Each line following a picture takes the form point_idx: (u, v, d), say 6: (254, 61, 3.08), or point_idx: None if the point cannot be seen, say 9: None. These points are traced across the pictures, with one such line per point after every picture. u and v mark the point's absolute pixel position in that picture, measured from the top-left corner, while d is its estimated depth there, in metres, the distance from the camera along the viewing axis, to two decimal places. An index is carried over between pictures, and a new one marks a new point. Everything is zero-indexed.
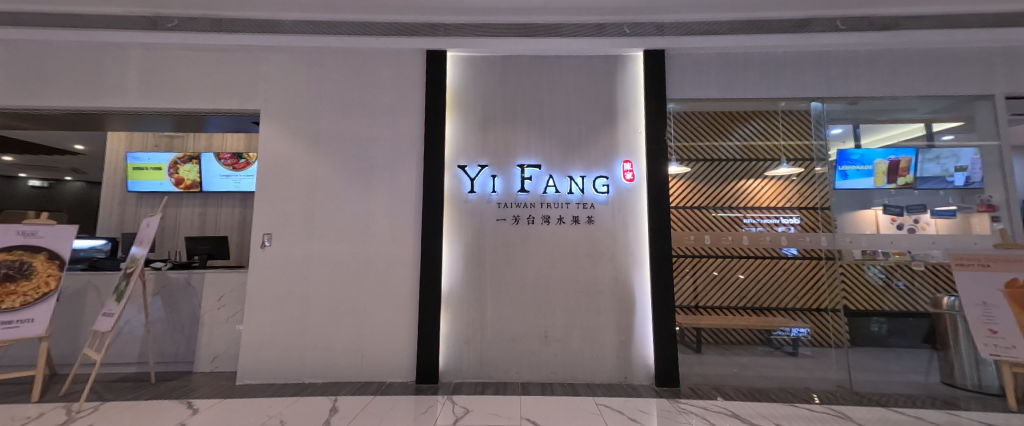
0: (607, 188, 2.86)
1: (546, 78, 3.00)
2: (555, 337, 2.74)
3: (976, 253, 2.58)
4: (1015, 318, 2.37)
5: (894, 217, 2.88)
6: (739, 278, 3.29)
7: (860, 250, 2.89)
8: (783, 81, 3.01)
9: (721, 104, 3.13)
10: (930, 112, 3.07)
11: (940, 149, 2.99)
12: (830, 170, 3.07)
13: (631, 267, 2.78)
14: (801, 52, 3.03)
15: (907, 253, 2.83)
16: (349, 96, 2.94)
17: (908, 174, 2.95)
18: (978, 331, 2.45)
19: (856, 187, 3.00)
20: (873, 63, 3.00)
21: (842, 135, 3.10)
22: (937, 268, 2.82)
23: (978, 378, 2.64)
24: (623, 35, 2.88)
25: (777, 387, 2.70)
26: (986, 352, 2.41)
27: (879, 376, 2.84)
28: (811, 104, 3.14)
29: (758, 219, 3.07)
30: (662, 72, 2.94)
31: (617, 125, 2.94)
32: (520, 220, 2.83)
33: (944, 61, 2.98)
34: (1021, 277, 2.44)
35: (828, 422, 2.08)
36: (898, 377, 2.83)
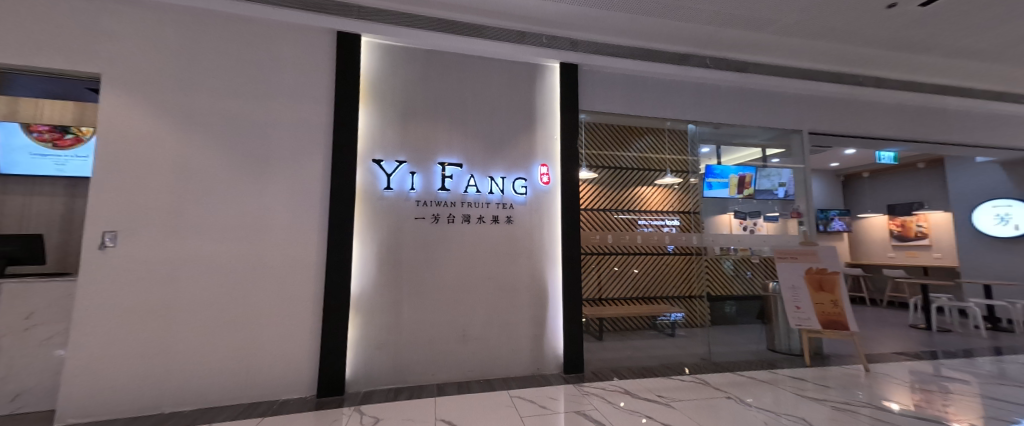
0: (525, 190, 2.99)
1: (469, 77, 2.99)
2: (473, 335, 2.75)
3: (789, 248, 3.37)
4: (810, 297, 3.18)
5: (741, 220, 3.67)
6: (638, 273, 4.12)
7: (720, 247, 3.56)
8: (670, 104, 3.55)
9: (623, 119, 3.53)
10: (765, 140, 3.91)
11: (771, 169, 3.87)
12: (700, 181, 3.74)
13: (546, 265, 2.96)
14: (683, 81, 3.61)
15: (749, 249, 3.63)
16: (237, 70, 2.51)
17: (750, 187, 3.79)
18: (789, 307, 3.25)
19: (717, 196, 3.71)
20: (732, 97, 3.74)
21: (709, 154, 3.76)
22: (767, 260, 3.67)
23: (789, 344, 3.62)
24: (542, 45, 3.06)
25: (659, 363, 3.17)
26: (794, 323, 3.22)
27: (730, 347, 3.55)
28: (688, 126, 3.73)
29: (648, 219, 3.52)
30: (575, 85, 3.19)
31: (536, 131, 3.09)
32: (439, 219, 2.78)
33: (776, 100, 3.86)
34: (813, 266, 3.23)
35: (695, 389, 2.52)
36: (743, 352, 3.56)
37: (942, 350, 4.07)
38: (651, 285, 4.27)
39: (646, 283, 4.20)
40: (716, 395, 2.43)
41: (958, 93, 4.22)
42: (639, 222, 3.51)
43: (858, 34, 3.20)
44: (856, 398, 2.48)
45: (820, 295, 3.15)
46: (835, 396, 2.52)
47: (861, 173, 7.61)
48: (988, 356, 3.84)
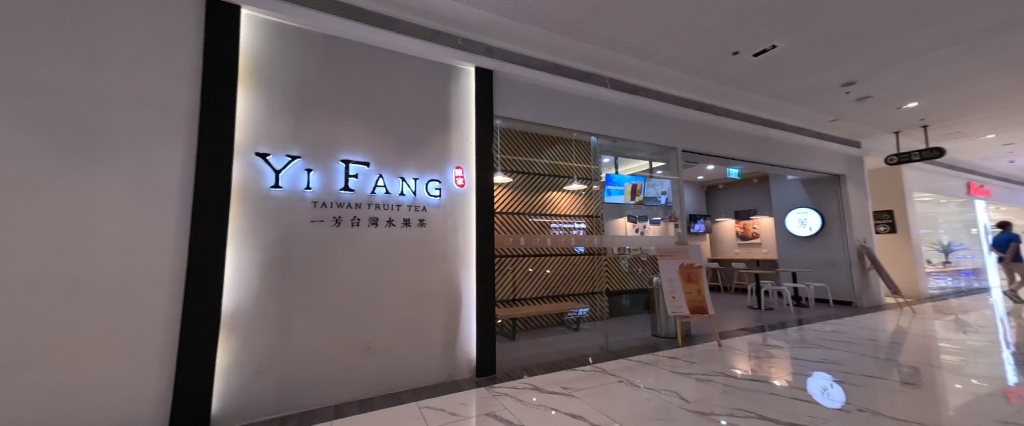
0: (439, 192, 2.92)
1: (379, 70, 2.80)
2: (379, 347, 2.57)
3: (669, 247, 3.94)
4: (682, 287, 3.80)
5: (633, 223, 4.23)
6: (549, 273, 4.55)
7: (616, 247, 4.05)
8: (576, 116, 3.87)
9: (534, 127, 3.72)
10: (652, 154, 4.54)
11: (656, 179, 4.50)
12: (600, 189, 4.16)
13: (459, 268, 2.93)
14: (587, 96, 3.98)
15: (639, 249, 4.19)
16: (51, 26, 1.92)
17: (640, 194, 4.37)
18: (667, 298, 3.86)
19: (613, 202, 4.17)
20: (626, 115, 4.25)
21: (608, 164, 4.22)
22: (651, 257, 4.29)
23: (667, 327, 4.25)
24: (456, 47, 3.06)
25: (564, 357, 3.40)
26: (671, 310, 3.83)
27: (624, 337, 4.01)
28: (591, 138, 4.10)
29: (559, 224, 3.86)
30: (490, 89, 3.24)
31: (450, 132, 3.05)
32: (341, 221, 2.53)
33: (659, 120, 4.52)
34: (685, 261, 3.83)
35: (594, 378, 2.78)
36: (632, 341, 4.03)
37: (766, 324, 5.26)
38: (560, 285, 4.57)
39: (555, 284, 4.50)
40: (610, 380, 2.72)
41: (777, 127, 5.53)
42: (550, 226, 3.81)
43: (714, 72, 3.97)
44: (712, 369, 3.06)
45: (689, 285, 3.78)
46: (698, 369, 3.06)
47: (717, 185, 9.40)
48: (795, 326, 5.09)
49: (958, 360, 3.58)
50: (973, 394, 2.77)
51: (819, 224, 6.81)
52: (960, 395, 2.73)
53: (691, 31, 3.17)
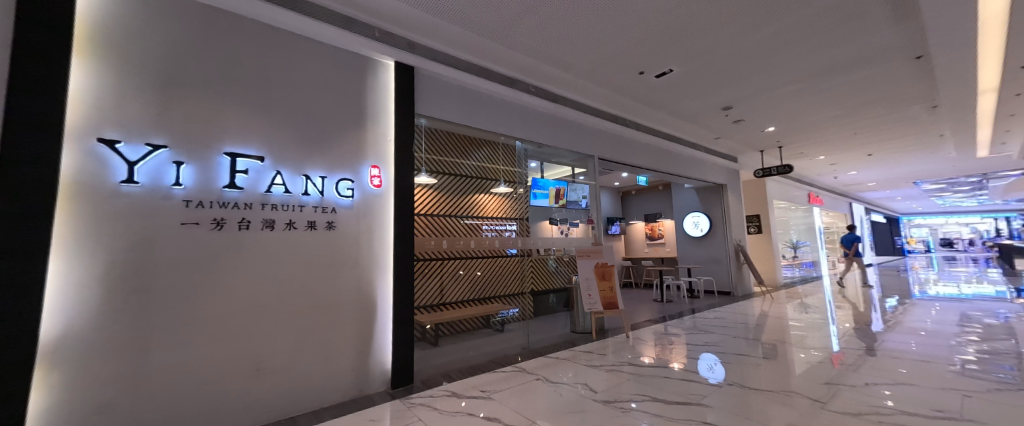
0: (351, 192, 2.71)
1: (278, 54, 2.50)
2: (272, 367, 2.27)
3: (586, 249, 4.26)
4: (597, 285, 4.16)
5: (558, 226, 4.49)
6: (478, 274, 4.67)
7: (540, 249, 4.32)
8: (500, 120, 3.94)
9: (458, 128, 3.68)
10: (573, 160, 4.84)
11: (578, 184, 4.81)
12: (527, 191, 4.29)
13: (374, 274, 2.74)
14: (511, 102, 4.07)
15: (564, 250, 4.50)
16: None
17: (564, 198, 4.63)
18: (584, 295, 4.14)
19: (540, 205, 4.38)
20: (548, 122, 4.47)
21: (535, 168, 4.42)
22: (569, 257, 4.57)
23: (584, 322, 4.57)
24: (373, 38, 2.87)
25: (487, 359, 3.41)
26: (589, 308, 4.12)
27: (544, 335, 4.20)
28: (517, 144, 4.25)
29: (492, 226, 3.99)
30: (411, 86, 3.11)
31: (367, 128, 2.86)
32: (224, 224, 2.19)
33: (578, 129, 4.84)
34: (598, 261, 4.24)
35: (513, 378, 2.84)
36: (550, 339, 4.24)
37: (667, 315, 5.96)
38: None
39: None
40: (528, 379, 2.81)
41: (676, 141, 6.34)
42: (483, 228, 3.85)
43: (625, 89, 4.40)
44: (615, 360, 3.37)
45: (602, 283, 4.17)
46: (605, 361, 3.34)
47: (629, 191, 10.40)
48: (689, 315, 5.87)
49: (800, 335, 4.49)
50: (808, 362, 3.52)
51: (708, 226, 7.96)
52: (800, 365, 3.43)
53: (604, 49, 3.47)
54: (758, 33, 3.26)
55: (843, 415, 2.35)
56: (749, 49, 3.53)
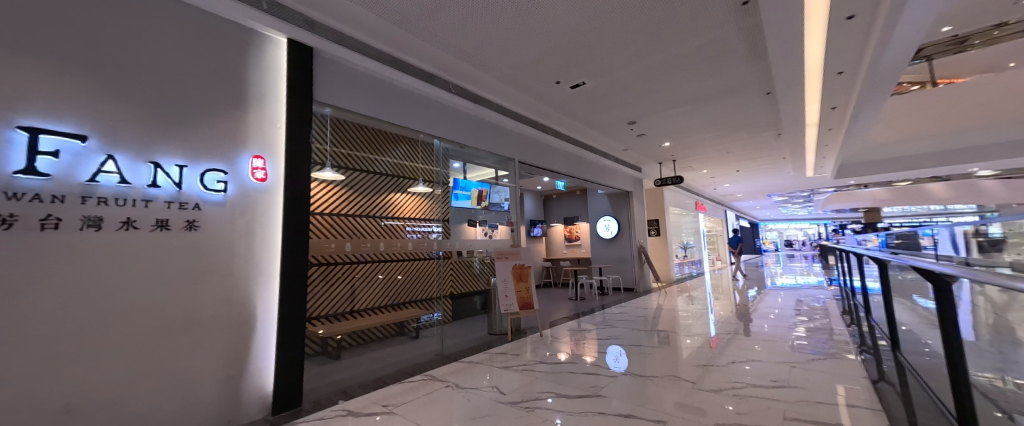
0: (224, 186, 2.36)
1: (117, 11, 2.01)
2: (95, 403, 1.82)
3: (506, 250, 4.33)
4: (514, 286, 4.29)
5: (483, 228, 4.66)
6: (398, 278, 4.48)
7: (462, 251, 4.33)
8: (418, 117, 3.78)
9: (368, 121, 3.40)
10: (494, 163, 4.91)
11: (501, 186, 4.94)
12: (442, 192, 4.35)
13: (252, 281, 2.40)
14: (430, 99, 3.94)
15: (486, 252, 4.63)
16: None
17: (487, 200, 4.77)
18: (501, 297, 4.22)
19: (461, 206, 4.48)
20: (469, 122, 4.42)
21: (457, 168, 4.43)
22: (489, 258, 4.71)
23: (500, 325, 4.63)
24: (260, 9, 2.51)
25: (395, 370, 3.22)
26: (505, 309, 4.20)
27: (458, 342, 4.14)
28: (436, 142, 4.10)
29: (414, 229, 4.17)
30: (308, 70, 2.80)
31: (244, 110, 2.49)
32: (21, 224, 1.67)
33: (500, 133, 4.90)
34: (517, 262, 4.37)
35: (420, 389, 2.74)
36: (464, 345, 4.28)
37: (581, 311, 6.37)
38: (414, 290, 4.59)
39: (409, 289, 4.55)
40: (436, 388, 2.74)
41: (590, 150, 6.85)
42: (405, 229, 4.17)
43: (543, 96, 4.60)
44: (528, 359, 3.66)
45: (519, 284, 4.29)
46: (519, 361, 3.59)
47: (550, 195, 10.93)
48: (599, 311, 6.37)
49: (686, 324, 5.19)
50: (695, 348, 4.06)
51: (617, 229, 8.75)
52: (688, 349, 4.00)
53: (522, 55, 3.58)
54: (653, 56, 3.72)
55: (711, 392, 2.85)
56: (647, 70, 4.00)
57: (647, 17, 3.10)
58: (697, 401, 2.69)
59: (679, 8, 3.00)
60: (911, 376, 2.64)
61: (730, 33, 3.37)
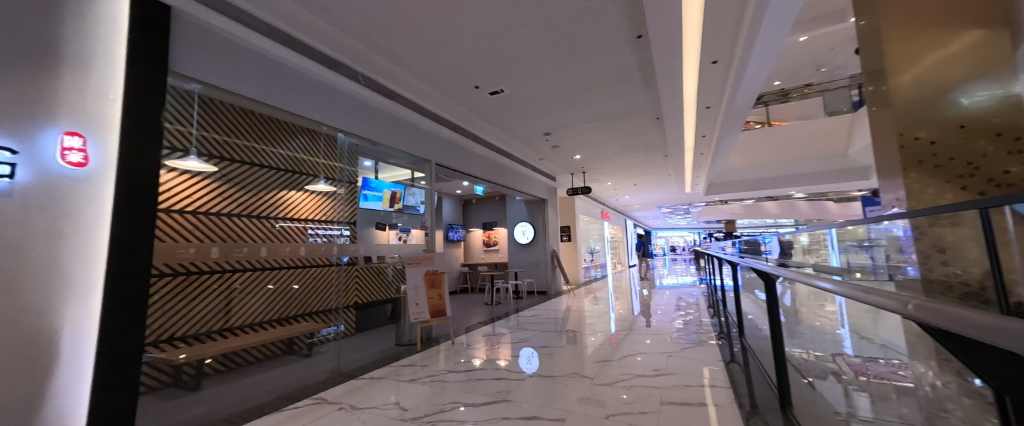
0: (12, 168, 1.89)
1: None
2: None
3: (417, 255, 4.32)
4: (426, 294, 4.29)
5: (395, 232, 4.59)
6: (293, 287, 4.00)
7: (377, 257, 4.16)
8: (320, 106, 3.43)
9: (254, 105, 2.98)
10: (409, 163, 4.73)
11: (416, 188, 4.84)
12: (345, 191, 4.04)
13: (53, 286, 1.98)
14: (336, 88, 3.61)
15: (397, 256, 4.45)
16: None
17: (399, 202, 4.68)
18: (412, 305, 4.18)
19: (369, 208, 4.39)
20: (381, 117, 4.17)
21: (368, 167, 4.28)
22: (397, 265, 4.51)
23: (408, 335, 4.45)
24: None
25: (276, 396, 2.80)
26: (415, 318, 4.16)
27: (358, 357, 3.85)
28: (338, 134, 3.73)
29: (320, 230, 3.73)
30: (166, 36, 2.41)
31: (49, 71, 2.06)
32: None
33: (417, 132, 4.71)
34: (431, 268, 4.39)
35: (305, 416, 2.44)
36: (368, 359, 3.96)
37: (496, 316, 6.43)
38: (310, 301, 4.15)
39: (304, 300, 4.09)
40: (325, 413, 2.48)
41: (510, 157, 7.04)
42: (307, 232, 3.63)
43: (462, 99, 4.58)
44: (439, 369, 3.59)
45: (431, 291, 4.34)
46: (428, 371, 3.51)
47: (470, 199, 10.86)
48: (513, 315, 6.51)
49: (591, 323, 5.63)
50: (599, 345, 4.38)
51: (532, 234, 9.12)
52: (592, 347, 4.28)
53: (439, 55, 3.54)
54: (566, 73, 3.98)
55: (605, 386, 3.09)
56: (560, 85, 4.27)
57: (559, 34, 3.31)
58: (596, 395, 2.90)
59: (586, 31, 3.28)
60: (751, 357, 3.28)
61: (629, 60, 3.79)
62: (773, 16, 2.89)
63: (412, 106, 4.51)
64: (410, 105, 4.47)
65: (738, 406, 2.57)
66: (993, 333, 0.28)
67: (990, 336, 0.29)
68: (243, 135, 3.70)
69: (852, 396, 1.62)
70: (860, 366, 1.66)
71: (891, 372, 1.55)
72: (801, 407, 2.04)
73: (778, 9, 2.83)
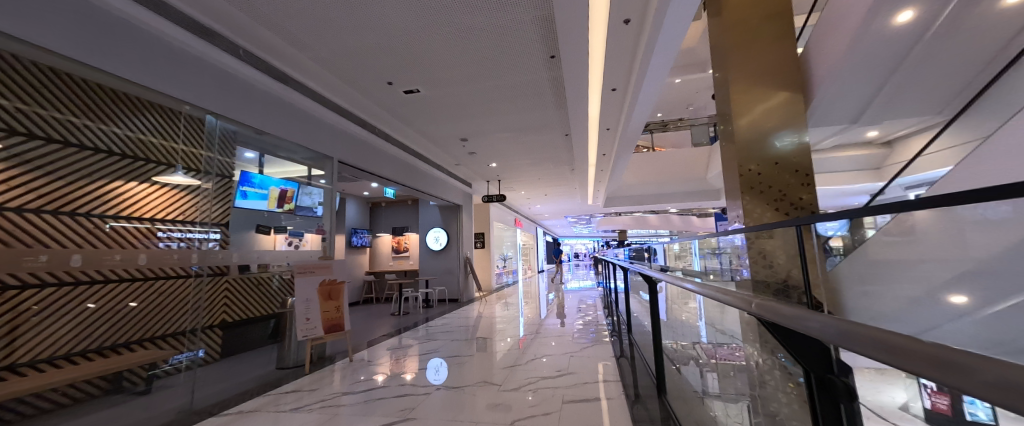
0: None
1: None
2: None
3: (309, 264, 3.96)
4: (319, 306, 3.95)
5: (286, 237, 4.11)
6: (129, 307, 3.50)
7: (258, 265, 3.71)
8: (178, 80, 2.90)
9: (77, 67, 2.43)
10: (304, 158, 4.23)
11: (313, 187, 4.35)
12: (213, 185, 3.60)
13: None
14: (204, 61, 3.10)
15: (285, 263, 3.97)
16: None
17: (291, 202, 4.24)
18: (300, 320, 3.80)
19: (250, 206, 3.98)
20: (267, 103, 3.67)
21: (249, 160, 3.87)
22: (284, 273, 4.05)
23: (295, 355, 3.97)
24: None
25: None
26: (303, 335, 3.79)
27: (222, 389, 3.29)
28: (207, 117, 3.25)
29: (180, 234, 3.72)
30: None
31: None
32: None
33: (314, 125, 4.23)
34: (327, 278, 4.07)
35: None
36: (239, 388, 3.33)
37: (403, 327, 6.07)
38: (155, 318, 3.64)
39: (147, 317, 3.57)
40: None
41: (424, 160, 6.81)
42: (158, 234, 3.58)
43: (371, 95, 4.26)
44: (331, 392, 3.20)
45: (327, 303, 4.03)
46: (317, 396, 3.12)
47: (379, 202, 10.12)
48: (422, 324, 6.23)
49: (501, 328, 5.71)
50: (507, 349, 4.45)
51: (445, 241, 8.94)
52: (501, 352, 4.33)
53: (340, 42, 3.26)
54: (483, 81, 4.01)
55: (510, 391, 3.13)
56: (477, 93, 4.28)
57: (476, 42, 3.32)
58: (502, 400, 2.93)
59: (502, 43, 3.35)
60: (637, 351, 3.71)
61: (543, 78, 4.00)
62: (659, 58, 3.37)
63: (309, 95, 4.07)
64: (306, 93, 4.04)
65: (624, 397, 2.88)
66: (910, 360, 0.32)
67: (901, 361, 0.33)
68: (66, 105, 2.97)
69: (704, 375, 1.95)
70: (710, 350, 1.95)
71: (730, 353, 1.84)
72: (673, 393, 2.37)
73: (660, 56, 3.36)
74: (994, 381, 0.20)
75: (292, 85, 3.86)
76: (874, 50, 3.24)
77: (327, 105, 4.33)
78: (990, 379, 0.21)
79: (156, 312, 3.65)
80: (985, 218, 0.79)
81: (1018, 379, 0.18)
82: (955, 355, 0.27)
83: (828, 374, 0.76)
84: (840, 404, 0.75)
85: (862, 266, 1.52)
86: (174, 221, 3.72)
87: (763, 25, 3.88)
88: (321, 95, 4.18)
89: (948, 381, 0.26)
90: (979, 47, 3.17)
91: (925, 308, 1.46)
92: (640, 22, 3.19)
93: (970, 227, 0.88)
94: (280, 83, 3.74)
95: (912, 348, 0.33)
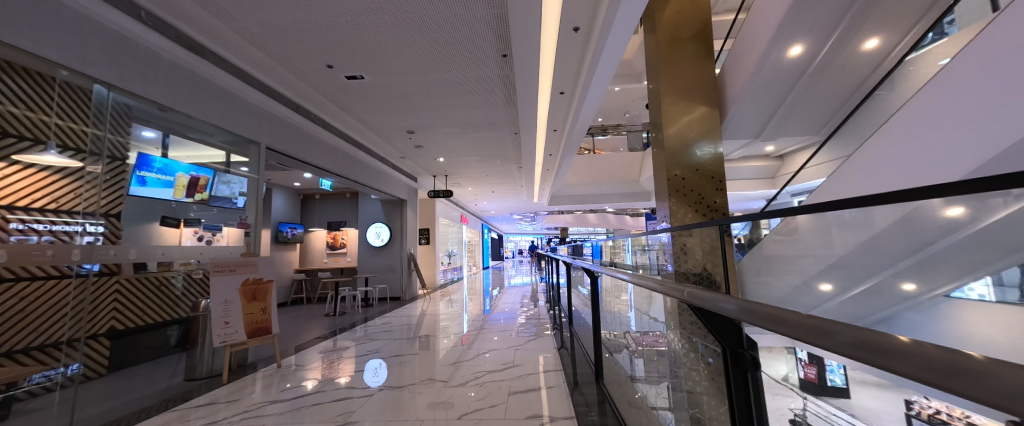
0: None
1: None
2: None
3: (227, 261, 3.55)
4: (241, 308, 3.57)
5: (196, 231, 3.63)
6: None
7: (157, 262, 3.23)
8: (53, 39, 2.40)
9: None
10: (222, 142, 3.75)
11: (234, 176, 3.90)
12: (101, 170, 2.98)
13: None
14: (93, 21, 2.61)
15: (194, 262, 3.52)
16: None
17: (204, 191, 3.76)
18: (217, 324, 3.40)
19: (152, 194, 3.38)
20: (175, 76, 3.18)
21: (151, 140, 3.36)
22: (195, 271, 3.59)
23: (211, 363, 3.54)
24: None
25: None
26: (219, 340, 3.39)
27: (113, 408, 2.81)
28: (95, 87, 2.74)
29: (44, 226, 2.88)
30: None
31: None
32: None
33: (235, 106, 3.76)
34: (251, 277, 3.68)
35: None
36: (134, 405, 2.86)
37: (338, 328, 5.70)
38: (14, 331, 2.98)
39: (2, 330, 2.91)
40: None
41: (366, 151, 6.43)
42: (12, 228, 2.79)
43: (306, 77, 3.90)
44: (254, 402, 2.91)
45: (250, 304, 3.66)
46: (237, 408, 2.81)
47: (313, 195, 9.33)
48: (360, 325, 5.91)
49: (445, 325, 5.65)
50: (451, 346, 4.44)
51: (388, 237, 8.55)
52: (445, 349, 4.30)
53: (272, 16, 2.96)
54: (433, 74, 3.93)
55: (458, 386, 3.15)
56: (427, 86, 4.18)
57: (429, 35, 3.26)
58: (445, 397, 2.92)
59: (453, 37, 3.31)
60: (576, 342, 3.94)
61: (494, 76, 4.03)
62: (603, 66, 3.60)
63: (231, 71, 3.61)
64: (227, 70, 3.57)
65: (565, 385, 3.05)
66: (825, 337, 0.44)
67: (819, 339, 0.45)
68: None
69: (632, 361, 2.10)
70: (638, 338, 2.08)
71: (654, 340, 1.94)
72: (607, 379, 2.59)
73: (604, 67, 3.61)
74: (849, 340, 0.39)
75: (210, 58, 3.38)
76: (773, 78, 3.79)
77: (253, 84, 3.87)
78: (898, 350, 0.32)
79: (18, 322, 3.00)
80: (842, 222, 1.01)
81: (888, 352, 0.32)
82: (826, 325, 0.45)
83: (739, 350, 0.92)
84: (749, 374, 0.91)
85: (758, 263, 1.79)
86: (45, 211, 3.05)
87: (688, 44, 4.34)
88: (246, 72, 3.73)
89: (819, 342, 0.45)
90: (847, 81, 3.90)
91: (804, 294, 1.77)
92: (588, 31, 3.39)
93: (833, 230, 1.11)
94: (194, 55, 3.26)
95: (807, 328, 0.48)
